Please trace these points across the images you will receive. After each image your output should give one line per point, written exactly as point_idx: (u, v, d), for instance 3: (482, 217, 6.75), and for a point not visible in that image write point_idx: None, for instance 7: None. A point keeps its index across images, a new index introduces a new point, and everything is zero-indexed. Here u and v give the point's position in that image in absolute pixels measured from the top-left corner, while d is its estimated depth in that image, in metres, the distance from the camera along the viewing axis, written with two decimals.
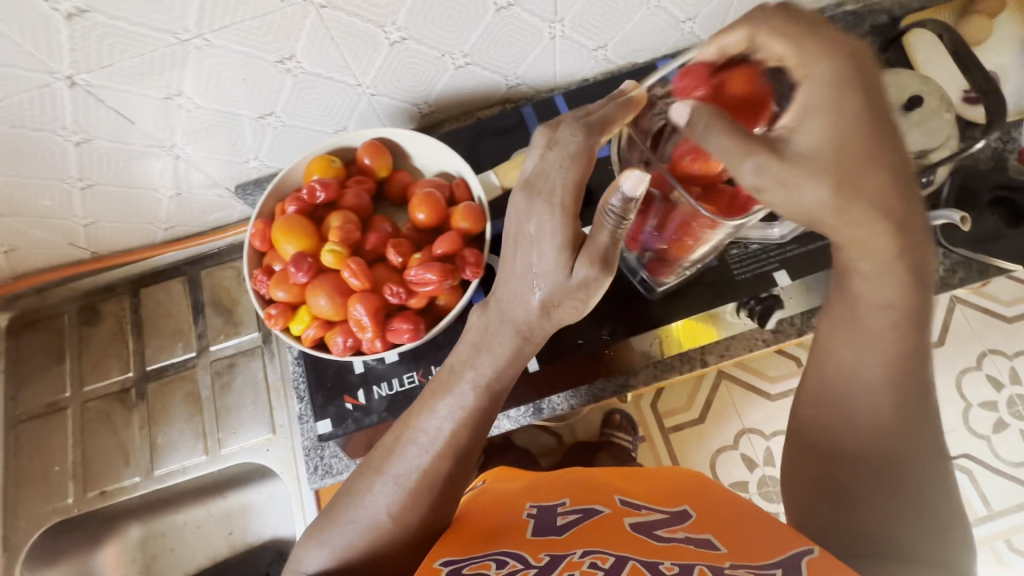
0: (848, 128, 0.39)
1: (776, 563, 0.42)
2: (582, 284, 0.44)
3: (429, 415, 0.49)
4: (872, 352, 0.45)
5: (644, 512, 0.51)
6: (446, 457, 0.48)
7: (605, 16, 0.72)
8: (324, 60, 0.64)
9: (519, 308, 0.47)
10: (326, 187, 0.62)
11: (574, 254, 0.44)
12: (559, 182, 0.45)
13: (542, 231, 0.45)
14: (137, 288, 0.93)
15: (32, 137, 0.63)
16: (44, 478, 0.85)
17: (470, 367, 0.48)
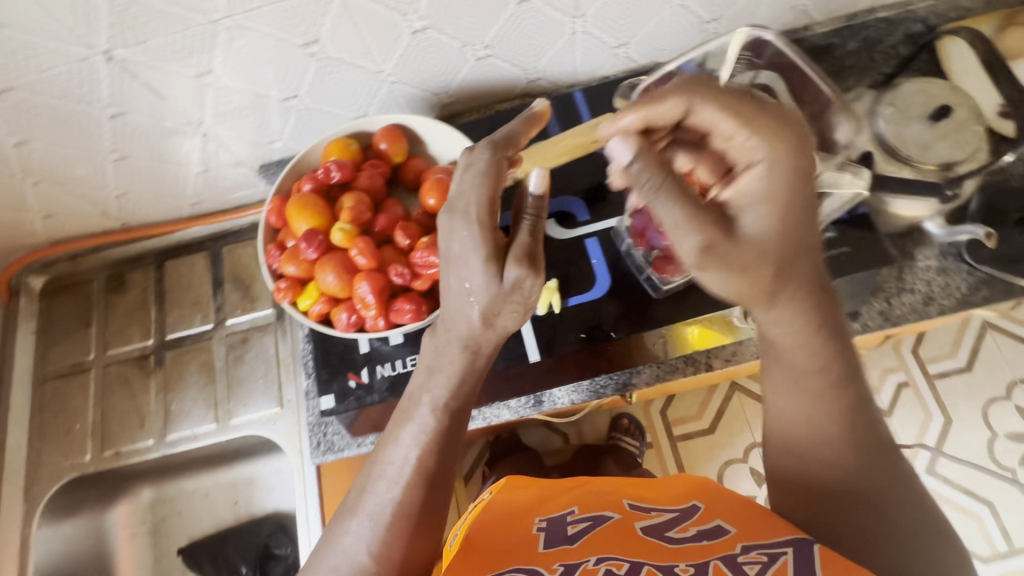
0: (793, 216, 0.41)
1: (787, 543, 0.43)
2: (513, 287, 0.45)
3: (395, 444, 0.48)
4: (821, 397, 0.45)
5: (653, 514, 0.52)
6: (417, 489, 0.46)
7: (628, 14, 0.72)
8: (347, 45, 0.66)
9: (461, 322, 0.47)
10: (341, 168, 0.63)
11: (501, 264, 0.45)
12: (474, 199, 0.46)
13: (464, 247, 0.46)
14: (163, 260, 0.97)
15: (71, 109, 0.66)
16: (65, 434, 0.89)
17: (426, 392, 0.48)
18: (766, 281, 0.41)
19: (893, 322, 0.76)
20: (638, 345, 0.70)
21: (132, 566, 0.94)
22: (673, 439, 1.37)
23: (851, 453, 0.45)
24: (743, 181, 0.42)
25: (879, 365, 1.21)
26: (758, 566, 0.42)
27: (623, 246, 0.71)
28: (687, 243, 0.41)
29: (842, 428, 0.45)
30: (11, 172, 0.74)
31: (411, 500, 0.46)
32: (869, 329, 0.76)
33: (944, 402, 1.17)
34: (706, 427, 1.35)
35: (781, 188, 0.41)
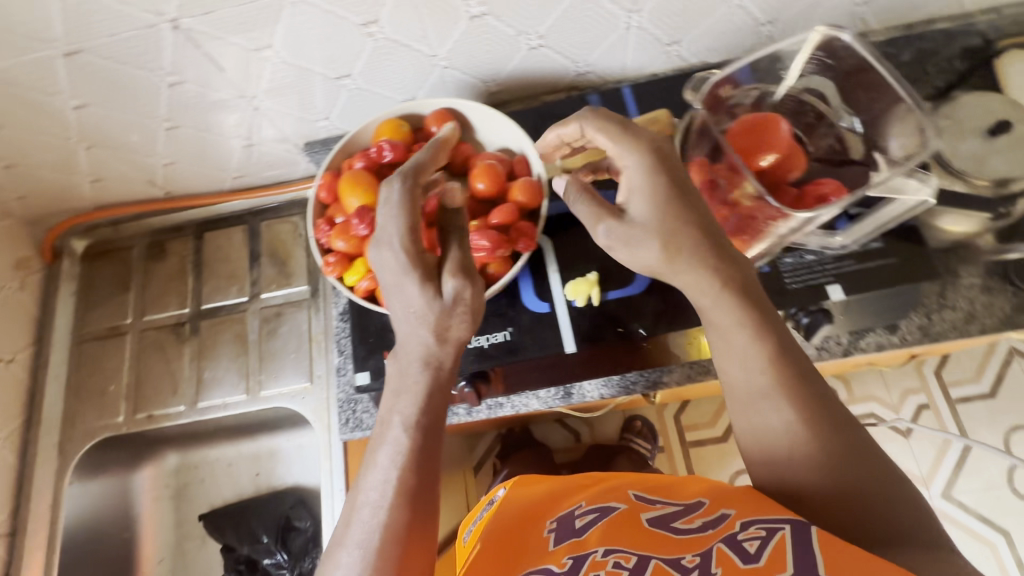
0: (665, 198, 0.51)
1: (788, 520, 0.41)
2: (455, 300, 0.50)
3: (372, 471, 0.46)
4: (778, 391, 0.45)
5: (657, 506, 0.49)
6: (403, 507, 0.43)
7: (684, 11, 0.72)
8: (406, 27, 0.67)
9: (416, 343, 0.50)
10: (395, 148, 0.64)
11: (432, 284, 0.50)
12: (395, 231, 0.51)
13: (399, 274, 0.50)
14: (202, 231, 0.98)
15: (131, 74, 0.67)
16: (100, 394, 0.91)
17: (394, 414, 0.48)
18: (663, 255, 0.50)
19: (932, 338, 0.72)
20: (666, 345, 0.69)
21: (155, 528, 0.96)
22: (686, 445, 1.36)
23: (824, 441, 0.43)
24: (626, 181, 0.53)
25: (900, 385, 1.21)
26: (757, 542, 0.40)
27: None
28: (601, 237, 0.53)
29: (806, 416, 0.44)
30: (68, 135, 0.76)
31: (400, 519, 0.43)
32: (908, 343, 0.72)
33: (965, 427, 1.18)
34: (720, 435, 1.34)
35: (650, 177, 0.51)
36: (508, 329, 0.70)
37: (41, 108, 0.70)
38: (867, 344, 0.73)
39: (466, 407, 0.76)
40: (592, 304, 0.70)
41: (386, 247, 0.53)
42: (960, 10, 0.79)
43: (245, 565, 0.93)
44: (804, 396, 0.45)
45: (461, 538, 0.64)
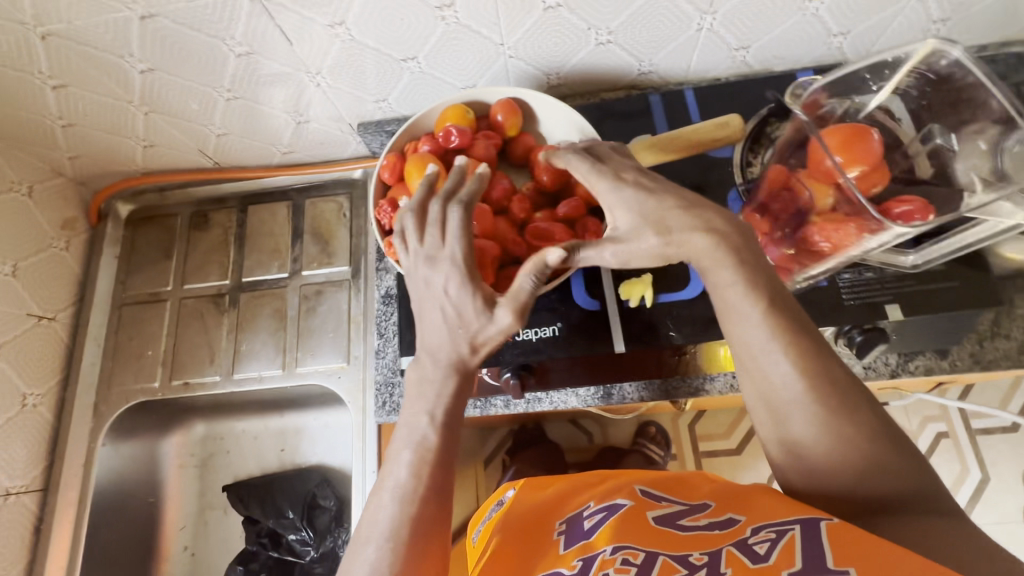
0: (647, 207, 0.52)
1: (796, 520, 0.44)
2: (504, 329, 0.51)
3: (394, 464, 0.51)
4: (800, 393, 0.47)
5: (664, 504, 0.54)
6: (427, 503, 0.49)
7: (758, 16, 0.71)
8: (479, 13, 0.66)
9: (448, 350, 0.52)
10: (461, 134, 0.64)
11: (476, 303, 0.51)
12: (456, 246, 0.53)
13: (456, 287, 0.52)
14: (246, 204, 0.99)
15: (203, 42, 0.67)
16: (137, 358, 0.92)
17: (420, 416, 0.52)
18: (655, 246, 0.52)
19: (983, 366, 0.70)
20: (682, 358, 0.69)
21: (180, 494, 0.98)
22: (699, 453, 1.36)
23: (850, 432, 0.45)
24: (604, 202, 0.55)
25: (919, 411, 1.22)
26: (766, 544, 0.43)
27: None
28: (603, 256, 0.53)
29: (829, 410, 0.46)
30: (130, 98, 0.76)
31: (422, 513, 0.48)
32: (959, 369, 0.71)
33: (983, 458, 1.19)
34: (735, 447, 1.34)
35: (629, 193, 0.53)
36: (557, 325, 0.70)
37: (109, 69, 0.71)
38: (915, 367, 0.72)
39: (504, 399, 0.75)
40: (645, 306, 0.70)
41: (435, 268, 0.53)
42: None
43: (268, 538, 0.94)
44: (826, 389, 0.46)
45: (472, 537, 0.71)
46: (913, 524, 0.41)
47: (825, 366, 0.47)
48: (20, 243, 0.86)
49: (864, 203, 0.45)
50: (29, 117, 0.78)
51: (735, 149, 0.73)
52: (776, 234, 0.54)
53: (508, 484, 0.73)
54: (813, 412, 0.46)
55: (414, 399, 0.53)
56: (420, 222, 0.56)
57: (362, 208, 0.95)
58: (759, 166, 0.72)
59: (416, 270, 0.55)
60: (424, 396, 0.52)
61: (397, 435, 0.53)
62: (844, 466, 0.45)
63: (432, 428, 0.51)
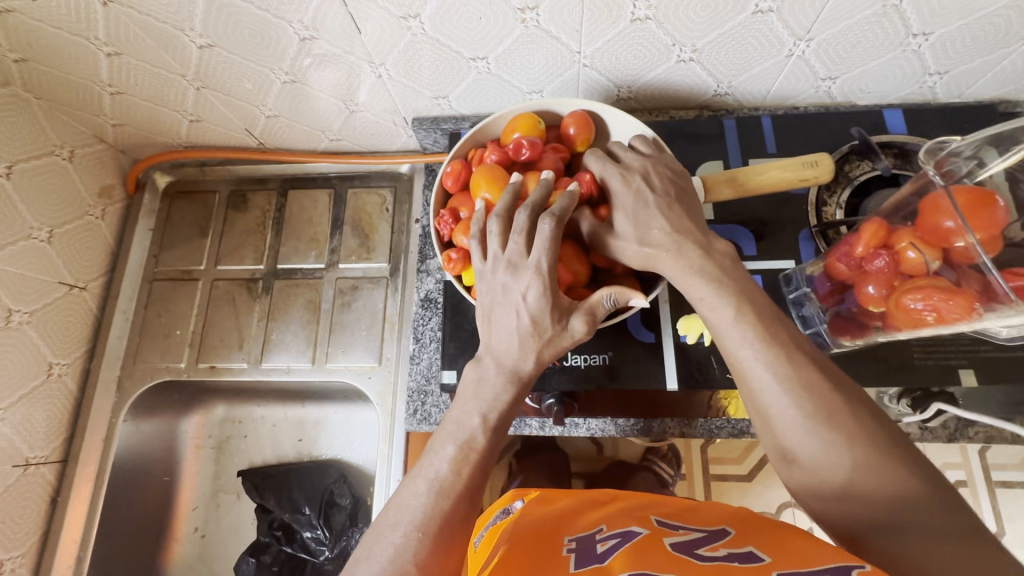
0: (640, 211, 0.54)
1: (826, 568, 0.39)
2: (577, 337, 0.50)
3: (433, 454, 0.49)
4: (798, 418, 0.43)
5: (681, 534, 0.51)
6: (463, 500, 0.46)
7: (854, 49, 0.66)
8: (562, 19, 0.62)
9: (510, 354, 0.50)
10: (532, 146, 0.61)
11: (549, 312, 0.49)
12: (545, 257, 0.49)
13: (533, 293, 0.49)
14: (287, 188, 0.96)
15: (272, 23, 0.64)
16: (165, 337, 0.90)
17: (468, 415, 0.49)
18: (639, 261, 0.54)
19: None
20: (712, 403, 0.67)
21: (196, 475, 0.96)
22: (709, 476, 1.32)
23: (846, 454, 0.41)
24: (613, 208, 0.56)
25: (940, 458, 1.19)
26: None
27: (791, 294, 0.66)
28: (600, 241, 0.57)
29: (825, 433, 0.42)
30: (184, 72, 0.73)
31: (458, 507, 0.46)
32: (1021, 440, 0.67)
33: (1001, 512, 1.15)
34: (746, 474, 1.30)
35: (625, 195, 0.55)
36: (607, 353, 0.67)
37: (169, 42, 0.68)
38: (975, 433, 0.68)
39: (539, 421, 0.73)
40: (702, 342, 0.66)
41: (513, 282, 0.50)
42: None
43: (282, 532, 0.92)
44: (819, 412, 0.42)
45: (473, 541, 0.69)
46: (929, 552, 0.37)
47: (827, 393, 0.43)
48: (57, 209, 0.83)
49: (992, 269, 0.42)
50: (78, 82, 0.75)
51: (810, 189, 0.70)
52: (869, 289, 0.51)
53: (516, 493, 0.74)
54: (811, 435, 0.42)
55: (466, 399, 0.50)
56: (506, 229, 0.53)
57: (406, 204, 0.92)
58: (834, 207, 0.69)
59: (494, 276, 0.51)
60: (479, 396, 0.50)
61: (442, 429, 0.50)
62: (844, 489, 0.41)
63: (483, 429, 0.49)
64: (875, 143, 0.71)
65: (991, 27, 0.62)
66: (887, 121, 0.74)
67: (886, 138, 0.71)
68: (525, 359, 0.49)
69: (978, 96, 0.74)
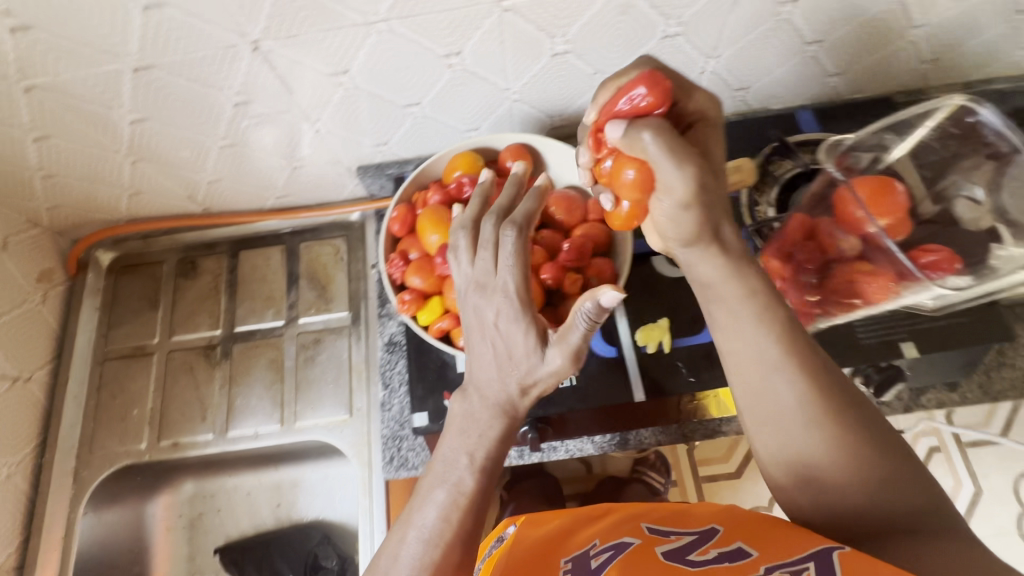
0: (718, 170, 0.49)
1: (807, 557, 0.41)
2: (553, 370, 0.48)
3: (425, 502, 0.47)
4: (804, 408, 0.44)
5: (673, 538, 0.51)
6: (455, 546, 0.45)
7: (759, 60, 0.72)
8: (487, 61, 0.65)
9: (493, 387, 0.50)
10: (473, 183, 0.63)
11: (525, 335, 0.48)
12: (510, 279, 0.48)
13: (505, 319, 0.49)
14: (237, 249, 0.95)
15: (200, 92, 0.65)
16: (122, 419, 0.86)
17: (461, 452, 0.49)
18: (712, 215, 0.46)
19: (992, 398, 0.71)
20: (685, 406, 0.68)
21: (168, 561, 0.90)
22: (699, 478, 1.33)
23: (832, 438, 0.43)
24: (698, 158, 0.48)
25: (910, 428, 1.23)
26: None
27: None
28: (676, 172, 0.43)
29: (822, 422, 0.43)
30: (117, 148, 0.72)
31: (453, 552, 0.45)
32: (968, 402, 0.71)
33: (974, 472, 1.20)
34: (733, 471, 1.32)
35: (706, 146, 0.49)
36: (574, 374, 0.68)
37: (97, 121, 0.67)
38: (928, 400, 0.71)
39: (517, 449, 0.73)
40: (663, 351, 0.69)
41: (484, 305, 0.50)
42: (1017, 70, 0.80)
43: None
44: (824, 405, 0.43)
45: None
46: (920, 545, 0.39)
47: (835, 389, 0.44)
48: None
49: (898, 252, 0.49)
50: (6, 170, 0.73)
51: (741, 192, 0.74)
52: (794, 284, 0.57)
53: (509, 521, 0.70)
54: (814, 424, 0.43)
55: (456, 437, 0.50)
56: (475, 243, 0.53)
57: (360, 251, 0.92)
58: (766, 206, 0.73)
59: (468, 299, 0.52)
60: (447, 443, 0.50)
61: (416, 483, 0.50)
62: (840, 479, 0.43)
63: (470, 470, 0.48)
64: (793, 142, 0.76)
65: (874, 29, 0.69)
66: (800, 122, 0.80)
67: (803, 138, 0.77)
68: (507, 389, 0.49)
69: (878, 90, 0.81)
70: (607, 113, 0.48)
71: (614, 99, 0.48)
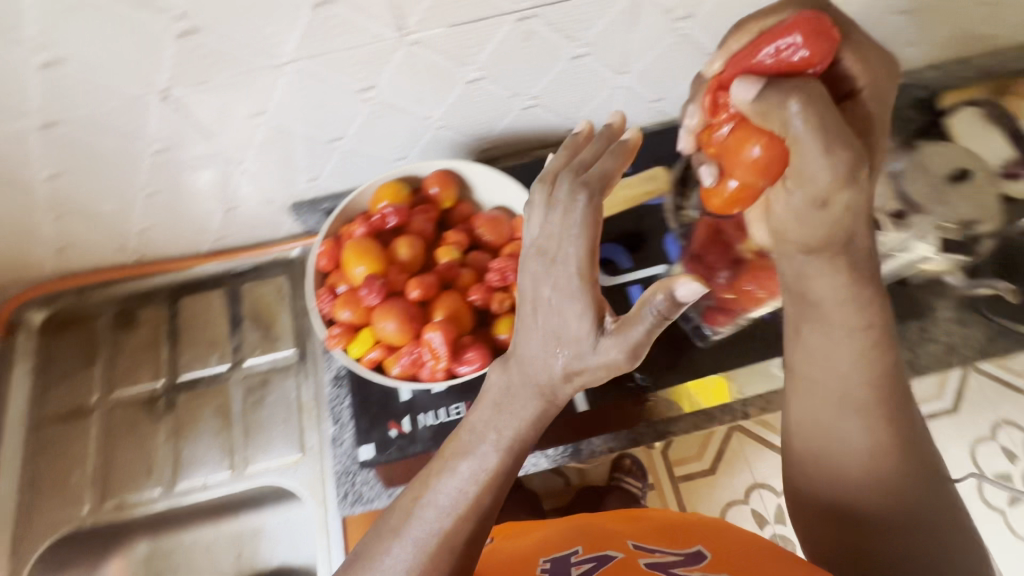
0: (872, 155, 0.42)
1: None
2: (603, 364, 0.37)
3: (447, 476, 0.41)
4: (868, 451, 0.45)
5: (657, 554, 0.52)
6: (467, 521, 0.41)
7: (668, 72, 0.75)
8: (403, 92, 0.66)
9: (535, 373, 0.39)
10: (397, 213, 0.64)
11: (591, 314, 0.37)
12: (573, 248, 0.38)
13: (560, 295, 0.38)
14: (176, 297, 0.93)
15: (113, 143, 0.64)
16: (62, 484, 0.83)
17: (492, 430, 0.40)
18: (850, 217, 0.37)
19: (918, 371, 0.74)
20: (634, 411, 0.70)
21: None
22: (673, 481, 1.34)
23: (876, 480, 0.45)
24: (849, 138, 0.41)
25: None
26: None
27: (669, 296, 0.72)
28: (822, 158, 0.34)
29: (877, 463, 0.45)
30: (34, 205, 0.71)
31: (461, 532, 0.41)
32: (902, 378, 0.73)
33: None
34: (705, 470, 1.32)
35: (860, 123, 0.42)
36: None
37: (9, 180, 0.66)
38: None
39: None
40: None
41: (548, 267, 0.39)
42: (908, 65, 0.85)
43: None
44: (887, 448, 0.45)
45: None
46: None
47: (904, 433, 0.45)
48: None
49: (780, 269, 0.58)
50: None
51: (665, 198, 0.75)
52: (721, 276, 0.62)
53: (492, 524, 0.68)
54: (867, 466, 0.45)
55: (486, 408, 0.42)
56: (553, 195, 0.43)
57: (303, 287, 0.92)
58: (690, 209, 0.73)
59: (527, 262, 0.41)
60: None
61: None
62: (865, 512, 0.46)
63: (500, 452, 0.41)
64: None
65: None
66: None
67: None
68: (551, 372, 0.39)
69: None
70: (743, 64, 0.40)
71: (751, 47, 0.40)
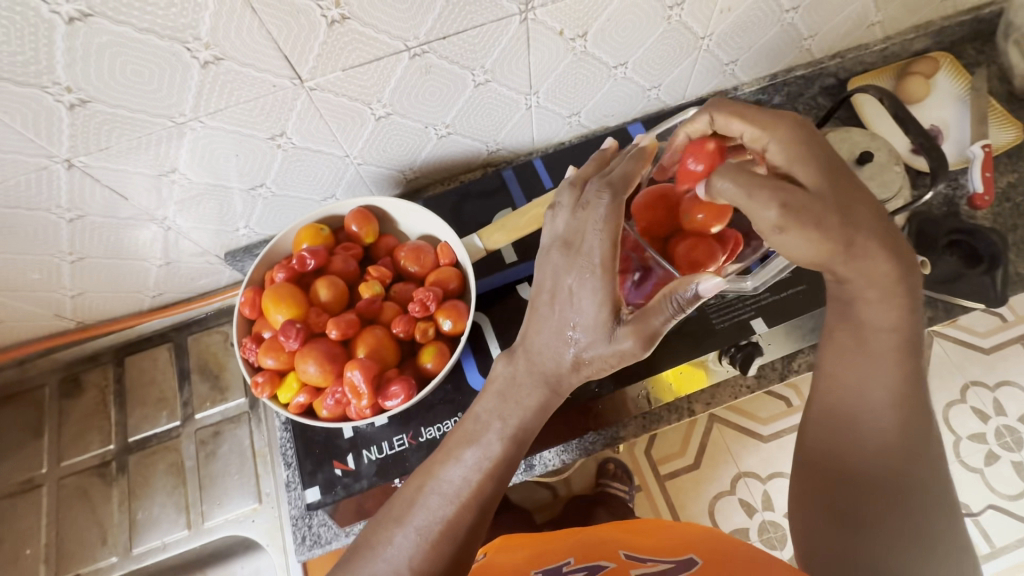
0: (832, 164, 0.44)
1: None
2: (617, 352, 0.44)
3: (453, 464, 0.47)
4: (877, 444, 0.46)
5: (649, 564, 0.54)
6: (469, 509, 0.46)
7: (576, 87, 0.77)
8: (314, 135, 0.68)
9: (549, 359, 0.47)
10: (315, 255, 0.65)
11: (612, 308, 0.44)
12: (597, 243, 0.46)
13: (580, 282, 0.46)
14: (122, 356, 0.92)
15: (26, 216, 0.64)
16: (15, 562, 0.82)
17: (500, 419, 0.48)
18: (837, 232, 0.43)
19: None
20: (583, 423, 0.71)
21: None
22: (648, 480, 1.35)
23: (879, 477, 0.46)
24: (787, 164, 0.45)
25: None
26: None
27: None
28: (767, 213, 0.42)
29: (882, 458, 0.46)
30: None
31: (462, 520, 0.46)
32: None
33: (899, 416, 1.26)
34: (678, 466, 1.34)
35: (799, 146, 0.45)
36: (457, 416, 0.67)
37: None
38: (799, 364, 0.76)
39: None
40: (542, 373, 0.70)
41: (576, 263, 0.46)
42: (813, 57, 0.89)
43: None
44: (898, 446, 0.46)
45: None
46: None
47: (916, 437, 0.46)
48: None
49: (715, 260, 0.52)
50: None
51: None
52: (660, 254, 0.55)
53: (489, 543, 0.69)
54: (875, 462, 0.46)
55: (492, 399, 0.49)
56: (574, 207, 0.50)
57: None
58: None
59: (549, 257, 0.48)
60: None
61: None
62: (864, 512, 0.46)
63: (502, 439, 0.47)
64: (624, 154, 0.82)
65: (670, 44, 0.75)
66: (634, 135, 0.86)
67: None
68: (561, 362, 0.47)
69: (700, 93, 0.88)
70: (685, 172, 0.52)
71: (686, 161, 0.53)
